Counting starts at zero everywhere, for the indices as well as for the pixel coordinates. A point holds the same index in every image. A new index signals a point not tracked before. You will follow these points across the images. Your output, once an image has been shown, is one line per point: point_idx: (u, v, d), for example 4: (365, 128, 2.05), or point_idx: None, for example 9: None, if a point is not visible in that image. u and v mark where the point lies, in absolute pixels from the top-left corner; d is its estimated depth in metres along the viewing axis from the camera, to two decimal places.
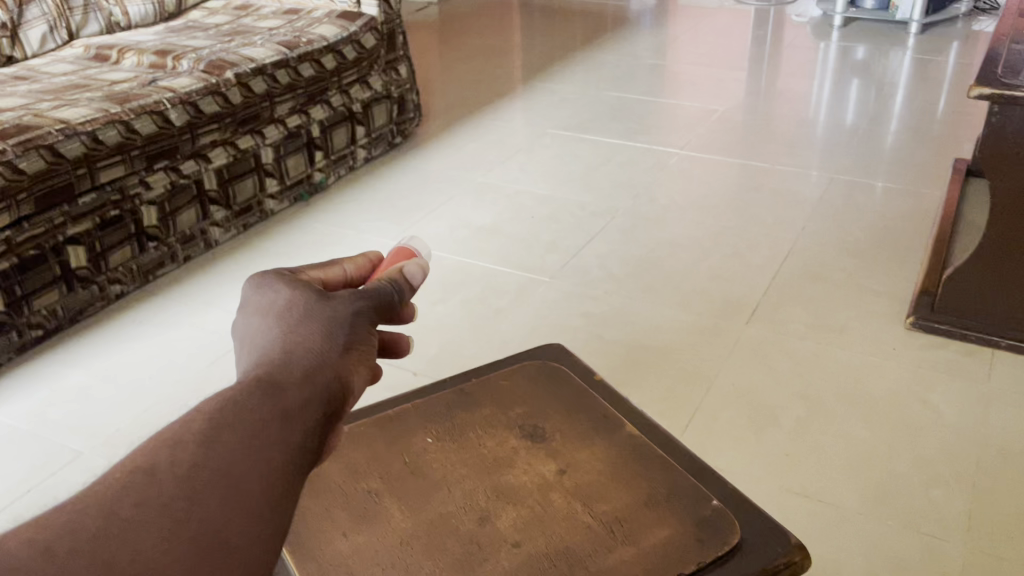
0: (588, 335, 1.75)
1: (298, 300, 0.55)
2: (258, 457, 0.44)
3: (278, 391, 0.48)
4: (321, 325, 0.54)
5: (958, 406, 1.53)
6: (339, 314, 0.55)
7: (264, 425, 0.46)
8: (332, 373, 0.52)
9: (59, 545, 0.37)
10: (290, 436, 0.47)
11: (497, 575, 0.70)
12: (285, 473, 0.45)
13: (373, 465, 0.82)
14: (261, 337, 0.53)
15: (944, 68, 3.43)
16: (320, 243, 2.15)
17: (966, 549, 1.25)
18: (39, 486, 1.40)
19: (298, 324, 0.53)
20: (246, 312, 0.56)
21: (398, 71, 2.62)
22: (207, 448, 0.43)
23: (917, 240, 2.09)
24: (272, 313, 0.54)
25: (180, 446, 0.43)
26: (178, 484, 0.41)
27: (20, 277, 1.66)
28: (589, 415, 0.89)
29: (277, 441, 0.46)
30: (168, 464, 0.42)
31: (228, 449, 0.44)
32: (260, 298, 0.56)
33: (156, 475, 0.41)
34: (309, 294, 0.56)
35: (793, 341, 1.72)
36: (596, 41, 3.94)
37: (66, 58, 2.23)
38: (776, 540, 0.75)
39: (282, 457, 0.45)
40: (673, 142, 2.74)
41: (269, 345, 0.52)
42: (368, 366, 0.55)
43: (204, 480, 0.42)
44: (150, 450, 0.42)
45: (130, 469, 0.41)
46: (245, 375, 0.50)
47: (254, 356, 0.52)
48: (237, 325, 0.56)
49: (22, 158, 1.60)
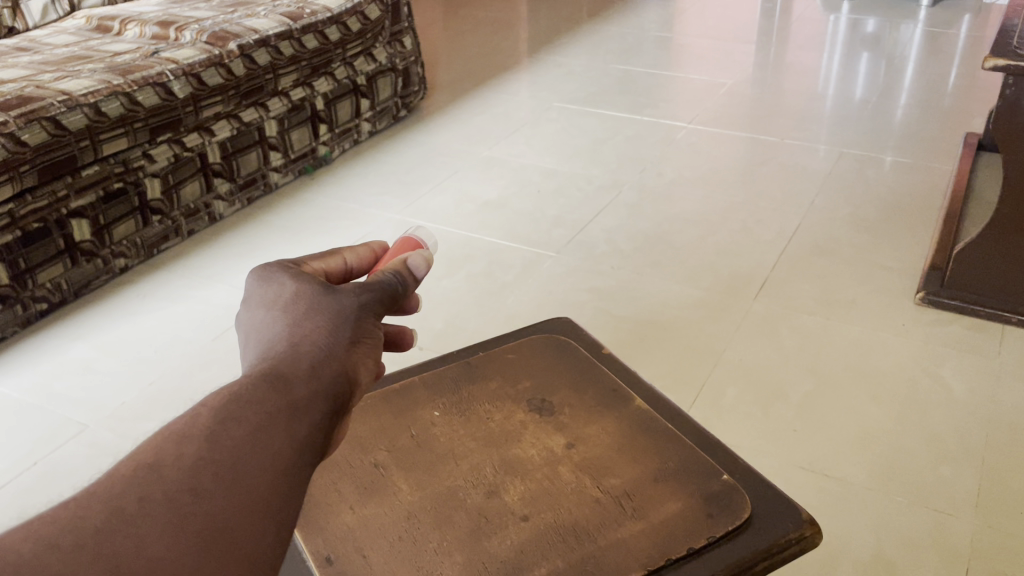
0: (596, 309, 1.74)
1: (303, 293, 0.54)
2: (265, 451, 0.43)
3: (285, 384, 0.47)
4: (327, 319, 0.53)
5: (967, 381, 1.52)
6: (346, 307, 0.53)
7: (270, 419, 0.45)
8: (339, 367, 0.51)
9: (62, 539, 0.36)
10: (297, 430, 0.46)
11: (506, 548, 0.69)
12: (293, 467, 0.44)
13: (379, 437, 0.81)
14: (266, 332, 0.52)
15: (954, 41, 3.39)
16: (324, 217, 2.13)
17: (974, 524, 1.24)
18: (46, 459, 1.40)
19: (303, 318, 0.52)
20: (250, 305, 0.55)
21: (403, 43, 2.59)
22: (211, 445, 0.42)
23: (927, 215, 2.07)
24: (276, 306, 0.53)
25: (186, 441, 0.42)
26: (184, 480, 0.40)
27: (24, 251, 1.65)
28: (598, 389, 0.88)
29: (283, 435, 0.45)
30: (172, 459, 0.41)
31: (233, 445, 0.43)
32: (264, 291, 0.55)
33: (161, 471, 0.40)
34: (314, 286, 0.55)
35: (801, 316, 1.71)
36: (603, 13, 3.89)
37: (67, 29, 2.21)
38: (787, 515, 0.74)
39: (289, 451, 0.44)
40: (681, 116, 2.71)
41: (274, 339, 0.51)
42: (374, 359, 0.54)
43: (210, 475, 0.41)
44: (156, 445, 0.42)
45: (135, 465, 0.40)
46: (251, 369, 0.49)
47: (261, 350, 0.51)
48: (242, 318, 0.55)
49: (24, 130, 1.59)
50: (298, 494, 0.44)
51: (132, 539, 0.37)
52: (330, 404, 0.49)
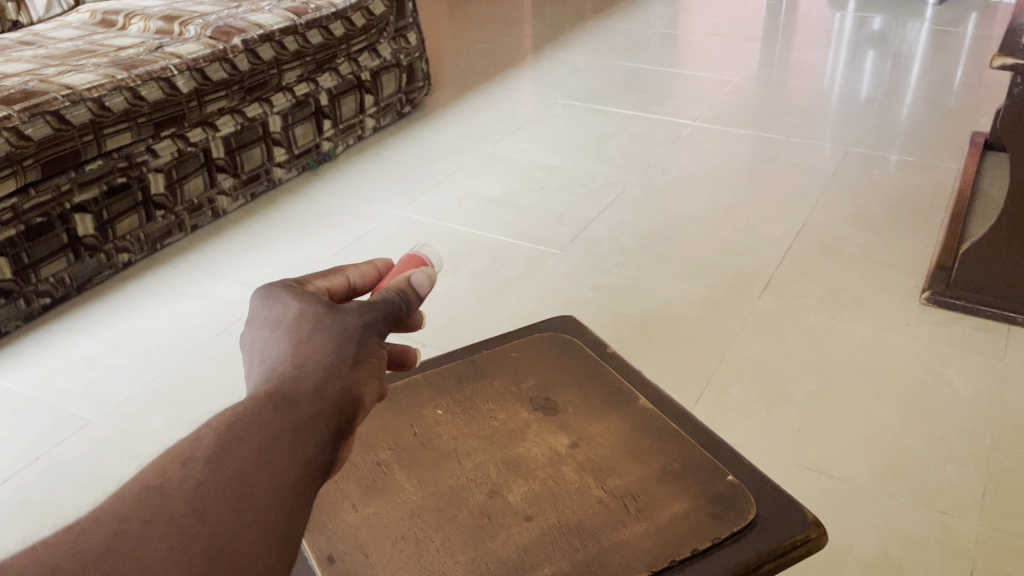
0: (599, 307, 1.74)
1: (308, 313, 0.53)
2: (270, 472, 0.43)
3: (290, 404, 0.47)
4: (329, 339, 0.52)
5: (972, 381, 1.51)
6: (349, 326, 0.53)
7: (273, 439, 0.45)
8: (343, 386, 0.50)
9: (63, 561, 0.35)
10: (302, 452, 0.45)
11: (509, 548, 0.69)
12: (297, 487, 0.44)
13: (381, 435, 0.81)
14: (271, 351, 0.51)
15: (961, 39, 3.37)
16: (328, 213, 2.13)
17: (979, 525, 1.24)
18: (48, 454, 1.40)
19: (307, 339, 0.51)
20: (256, 325, 0.55)
21: (407, 39, 2.58)
22: (216, 467, 0.42)
23: (933, 214, 2.06)
24: (282, 326, 0.52)
25: (190, 463, 0.42)
26: (190, 502, 0.40)
27: (27, 245, 1.65)
28: (602, 388, 0.87)
29: (286, 454, 0.45)
30: (177, 480, 0.41)
31: (237, 467, 0.43)
32: (269, 312, 0.54)
33: (166, 491, 0.40)
34: (318, 305, 0.54)
35: (806, 315, 1.70)
36: (607, 10, 3.88)
37: (71, 23, 2.21)
38: (793, 516, 0.73)
39: (294, 472, 0.44)
40: (686, 114, 2.70)
41: (278, 358, 0.50)
42: (378, 376, 0.53)
43: (214, 496, 0.41)
44: (161, 466, 0.41)
45: (139, 486, 0.40)
46: (256, 390, 0.48)
47: (265, 371, 0.50)
48: (247, 338, 0.54)
49: (28, 124, 1.59)
50: (303, 516, 0.43)
51: (137, 560, 0.37)
52: (336, 426, 0.48)
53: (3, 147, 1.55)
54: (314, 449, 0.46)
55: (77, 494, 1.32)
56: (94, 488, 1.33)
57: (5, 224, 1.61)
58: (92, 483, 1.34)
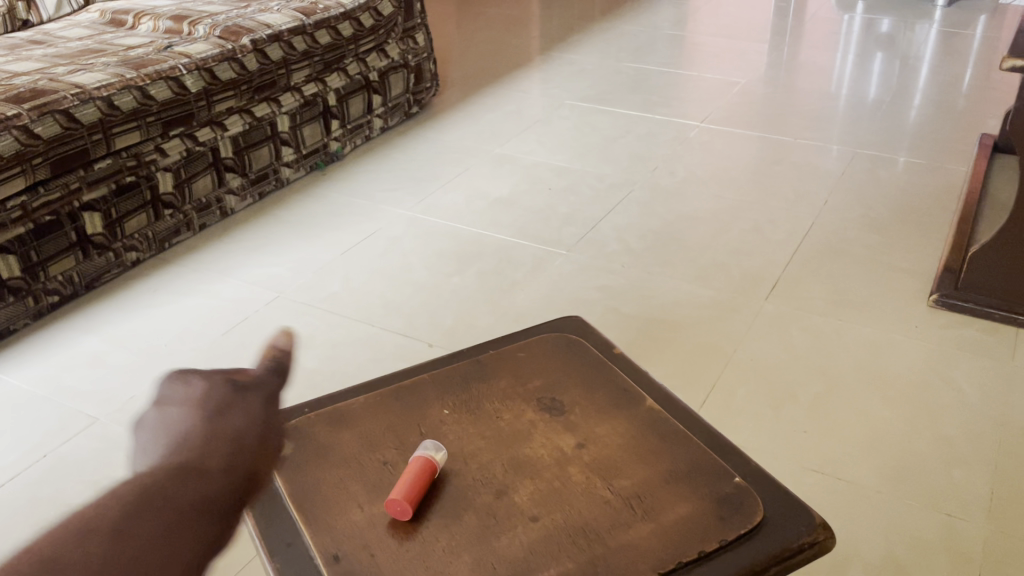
0: (606, 308, 1.74)
1: (212, 395, 0.74)
2: (194, 509, 0.61)
3: (199, 471, 0.65)
4: (224, 423, 0.72)
5: (980, 384, 1.50)
6: (245, 411, 0.74)
7: (192, 488, 0.63)
8: (235, 461, 0.70)
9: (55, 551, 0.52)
10: (210, 495, 0.64)
11: (514, 548, 0.69)
12: (212, 519, 0.62)
13: (388, 434, 0.81)
14: (174, 426, 0.70)
15: (969, 41, 3.36)
16: (335, 212, 2.13)
17: (986, 529, 1.23)
18: (56, 451, 1.40)
19: (208, 419, 0.71)
20: (164, 404, 0.74)
21: (415, 39, 2.58)
22: (154, 500, 0.60)
23: (941, 216, 2.05)
24: (192, 405, 0.72)
25: (138, 502, 0.59)
26: (139, 518, 0.57)
27: (36, 243, 1.65)
28: (609, 389, 0.87)
29: (202, 496, 0.63)
30: (130, 507, 0.58)
31: (176, 504, 0.60)
32: (180, 395, 0.74)
33: (125, 513, 0.57)
34: (224, 388, 0.76)
35: (814, 317, 1.70)
36: (616, 11, 3.88)
37: (82, 22, 2.21)
38: (800, 519, 0.73)
39: (206, 505, 0.63)
40: (694, 115, 2.69)
41: (185, 432, 0.69)
42: (271, 455, 0.77)
43: (161, 515, 0.59)
44: (115, 500, 0.59)
45: (105, 509, 0.57)
46: (166, 458, 0.66)
47: (170, 441, 0.68)
48: (154, 418, 0.73)
49: (37, 122, 1.60)
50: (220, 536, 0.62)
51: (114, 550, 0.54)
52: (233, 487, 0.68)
53: (13, 145, 1.56)
54: (220, 501, 0.65)
55: (83, 492, 1.33)
56: (101, 485, 1.34)
57: (14, 222, 1.61)
58: (98, 481, 1.35)
